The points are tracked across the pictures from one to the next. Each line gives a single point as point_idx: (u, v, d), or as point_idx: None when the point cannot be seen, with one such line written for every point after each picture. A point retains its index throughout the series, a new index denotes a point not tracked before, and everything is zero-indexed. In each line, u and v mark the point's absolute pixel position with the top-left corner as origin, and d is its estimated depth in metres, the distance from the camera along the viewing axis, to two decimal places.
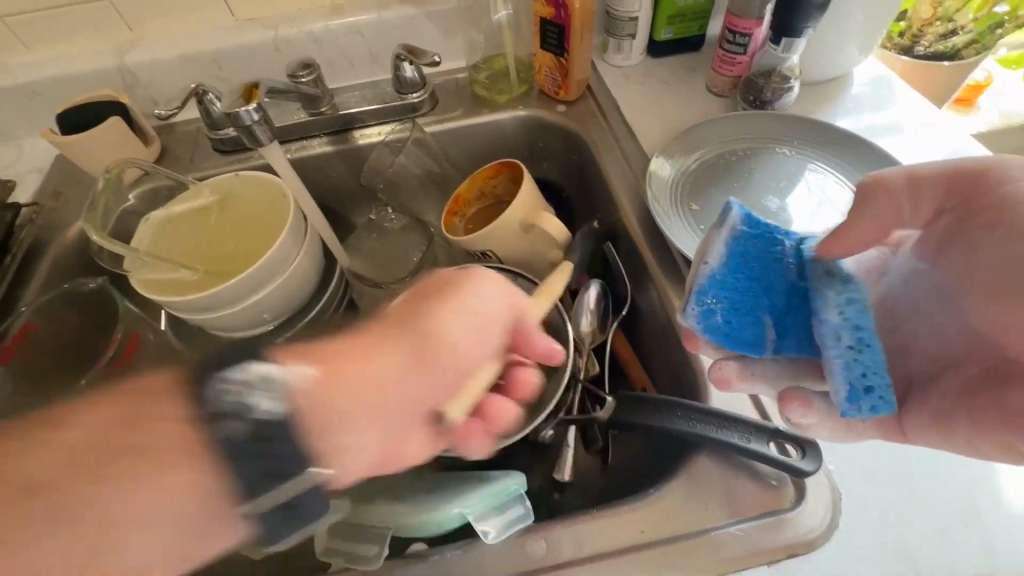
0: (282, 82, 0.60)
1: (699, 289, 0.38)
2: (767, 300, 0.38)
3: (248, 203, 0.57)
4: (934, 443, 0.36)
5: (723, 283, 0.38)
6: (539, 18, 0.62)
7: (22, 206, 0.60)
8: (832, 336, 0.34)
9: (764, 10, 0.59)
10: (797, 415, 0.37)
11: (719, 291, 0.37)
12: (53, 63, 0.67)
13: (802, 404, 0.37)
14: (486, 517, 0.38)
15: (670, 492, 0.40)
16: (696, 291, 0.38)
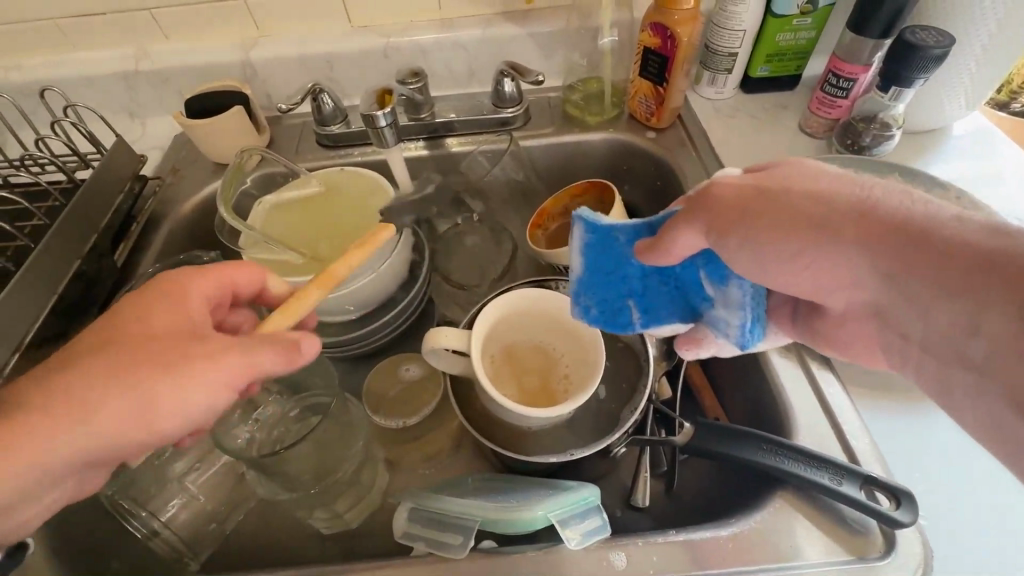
0: (404, 88, 0.66)
1: (576, 296, 0.44)
2: (626, 282, 0.42)
3: (349, 195, 0.61)
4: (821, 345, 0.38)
5: (587, 285, 0.43)
6: (643, 46, 0.64)
7: (149, 179, 0.66)
8: (735, 297, 0.37)
9: (873, 57, 0.59)
10: (692, 351, 0.44)
11: (585, 292, 0.44)
12: (183, 51, 0.72)
13: (690, 344, 0.44)
14: (568, 524, 0.40)
15: (752, 525, 0.40)
16: (571, 294, 0.45)
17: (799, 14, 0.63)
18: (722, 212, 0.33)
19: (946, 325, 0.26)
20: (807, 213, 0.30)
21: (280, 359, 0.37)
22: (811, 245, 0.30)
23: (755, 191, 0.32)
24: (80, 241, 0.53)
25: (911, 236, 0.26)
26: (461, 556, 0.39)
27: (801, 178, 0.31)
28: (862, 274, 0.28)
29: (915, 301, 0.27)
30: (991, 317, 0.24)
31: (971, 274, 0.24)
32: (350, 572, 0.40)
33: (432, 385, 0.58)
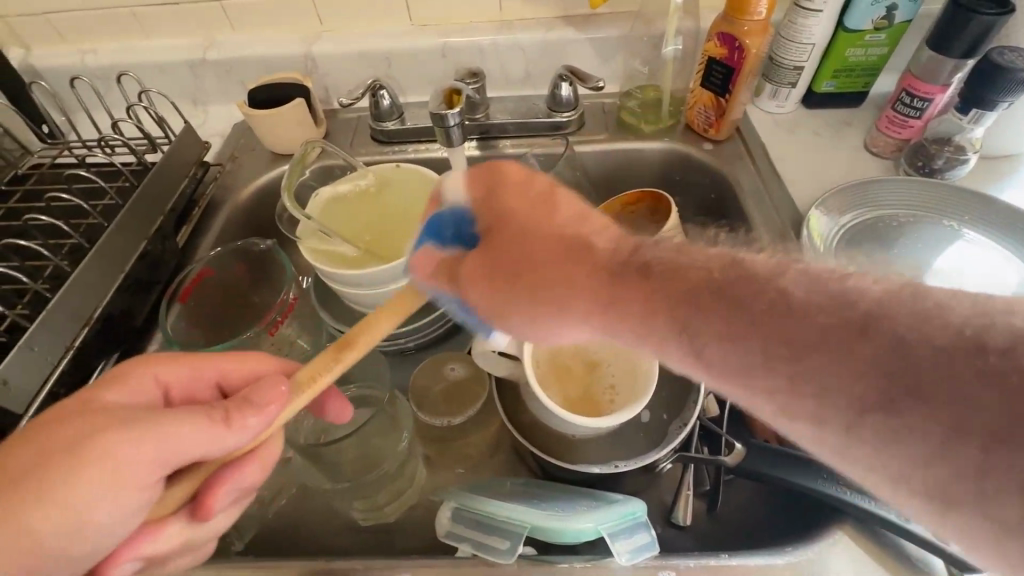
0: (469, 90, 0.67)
1: (471, 324, 0.42)
2: None
3: (402, 190, 0.61)
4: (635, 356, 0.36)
5: None
6: (707, 57, 0.63)
7: (211, 165, 0.67)
8: None
9: (952, 78, 0.57)
10: None
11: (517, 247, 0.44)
12: (248, 42, 0.73)
13: None
14: (616, 539, 0.39)
15: (809, 554, 0.39)
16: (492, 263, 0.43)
17: (872, 29, 0.61)
18: (489, 297, 0.35)
19: (739, 392, 0.27)
20: (587, 278, 0.31)
21: (204, 438, 0.33)
22: (596, 313, 0.31)
23: (520, 260, 0.33)
24: (148, 222, 0.55)
25: (693, 299, 0.27)
26: (507, 562, 0.39)
27: (563, 232, 0.33)
28: (650, 344, 0.30)
29: (710, 372, 0.28)
30: (775, 388, 0.25)
31: (751, 338, 0.25)
32: (395, 568, 0.40)
33: (478, 385, 0.57)
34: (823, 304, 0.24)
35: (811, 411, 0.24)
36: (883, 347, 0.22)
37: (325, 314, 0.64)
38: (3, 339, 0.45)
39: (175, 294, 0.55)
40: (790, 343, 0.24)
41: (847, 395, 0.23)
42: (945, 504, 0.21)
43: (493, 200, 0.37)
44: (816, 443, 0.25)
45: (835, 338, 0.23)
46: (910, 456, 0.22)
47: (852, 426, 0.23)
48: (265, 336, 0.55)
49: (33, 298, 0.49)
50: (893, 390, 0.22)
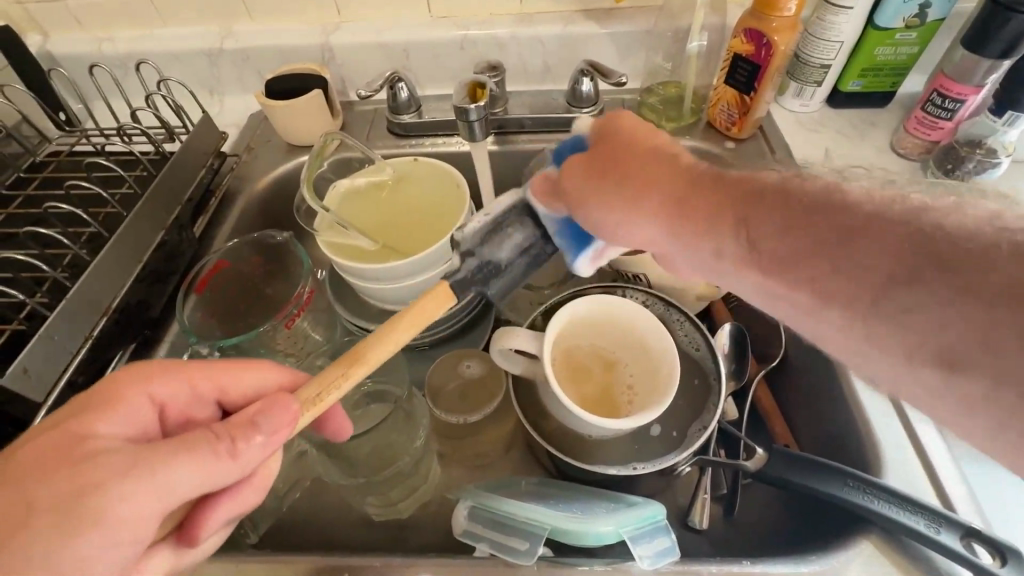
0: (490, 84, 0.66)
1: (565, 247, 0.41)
2: None
3: (419, 185, 0.61)
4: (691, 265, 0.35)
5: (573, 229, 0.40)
6: (733, 53, 0.61)
7: (227, 155, 0.67)
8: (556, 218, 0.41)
9: (987, 79, 0.56)
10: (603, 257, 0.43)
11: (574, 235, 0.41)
12: (265, 32, 0.73)
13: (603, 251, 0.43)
14: (638, 542, 0.38)
15: (834, 563, 0.38)
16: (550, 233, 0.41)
17: (903, 27, 0.60)
18: (592, 177, 0.36)
19: (778, 285, 0.29)
20: (664, 186, 0.34)
21: (206, 474, 0.31)
22: (668, 214, 0.33)
23: (615, 163, 0.36)
24: (166, 212, 0.55)
25: (756, 201, 0.30)
26: (528, 563, 0.38)
27: (652, 150, 0.36)
28: (710, 236, 0.32)
29: (760, 270, 0.30)
30: (813, 274, 0.27)
31: (806, 230, 0.27)
32: (412, 566, 0.39)
33: (494, 383, 0.56)
34: (885, 210, 0.26)
35: (846, 293, 0.26)
36: (927, 241, 0.24)
37: (338, 308, 0.64)
38: (23, 326, 0.45)
39: (192, 285, 0.54)
40: (838, 230, 0.26)
41: (885, 270, 0.25)
42: (961, 373, 0.23)
43: (608, 141, 0.37)
44: (846, 328, 0.27)
45: (889, 231, 0.25)
46: (936, 326, 0.23)
47: (876, 302, 0.25)
48: (281, 329, 0.54)
49: (52, 286, 0.49)
50: (924, 266, 0.24)
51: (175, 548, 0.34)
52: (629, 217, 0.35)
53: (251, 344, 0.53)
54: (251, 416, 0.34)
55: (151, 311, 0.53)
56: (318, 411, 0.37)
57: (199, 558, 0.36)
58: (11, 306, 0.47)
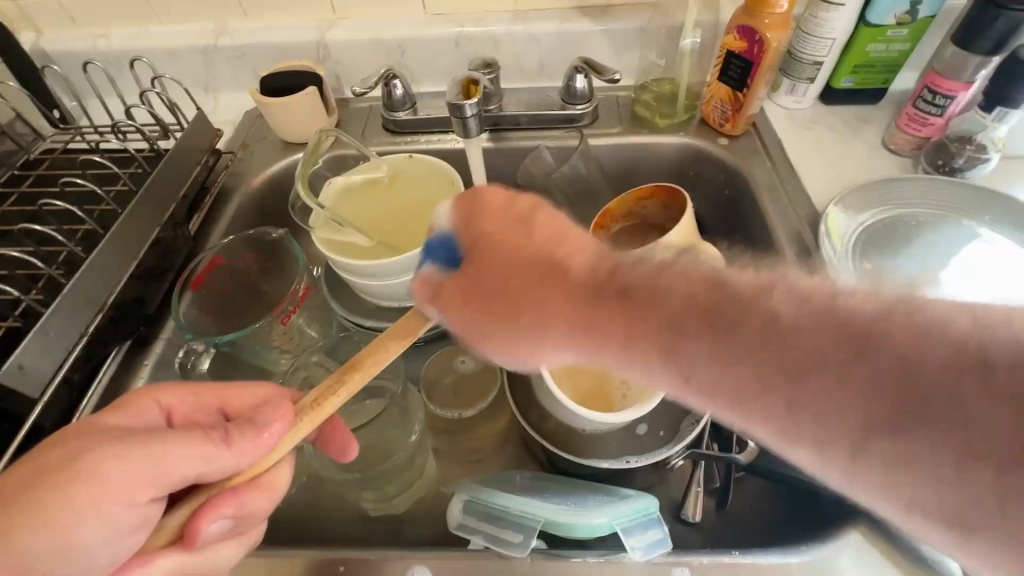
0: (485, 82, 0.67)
1: None
2: None
3: (415, 181, 0.61)
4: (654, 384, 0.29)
5: None
6: (726, 49, 0.62)
7: (222, 152, 0.67)
8: None
9: (977, 75, 0.56)
10: None
11: None
12: (259, 29, 0.73)
13: None
14: (632, 532, 0.39)
15: (824, 553, 0.38)
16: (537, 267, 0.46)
17: (894, 24, 0.60)
18: (477, 322, 0.35)
19: (730, 414, 0.27)
20: (564, 296, 0.31)
21: (198, 454, 0.32)
22: (571, 335, 0.31)
23: (499, 283, 0.33)
24: (161, 210, 0.55)
25: (674, 324, 0.27)
26: (523, 556, 0.39)
27: (540, 254, 0.33)
28: (631, 356, 0.29)
29: (707, 397, 0.27)
30: (768, 411, 0.25)
31: (745, 369, 0.25)
32: (407, 559, 0.40)
33: (489, 378, 0.56)
34: (821, 331, 0.23)
35: (819, 434, 0.23)
36: (882, 369, 0.22)
37: (334, 305, 0.64)
38: (19, 322, 0.45)
39: (188, 281, 0.55)
40: (789, 369, 0.24)
41: (856, 419, 0.22)
42: (960, 528, 0.21)
43: (481, 262, 0.35)
44: (822, 467, 0.24)
45: (854, 349, 0.22)
46: (915, 478, 0.21)
47: (854, 457, 0.23)
48: (277, 325, 0.54)
49: (48, 283, 0.49)
50: (897, 412, 0.21)
51: (174, 559, 0.32)
52: (537, 326, 0.32)
53: (248, 341, 0.53)
54: (249, 415, 0.35)
55: (147, 309, 0.53)
56: (319, 419, 0.36)
57: None
58: (7, 303, 0.47)
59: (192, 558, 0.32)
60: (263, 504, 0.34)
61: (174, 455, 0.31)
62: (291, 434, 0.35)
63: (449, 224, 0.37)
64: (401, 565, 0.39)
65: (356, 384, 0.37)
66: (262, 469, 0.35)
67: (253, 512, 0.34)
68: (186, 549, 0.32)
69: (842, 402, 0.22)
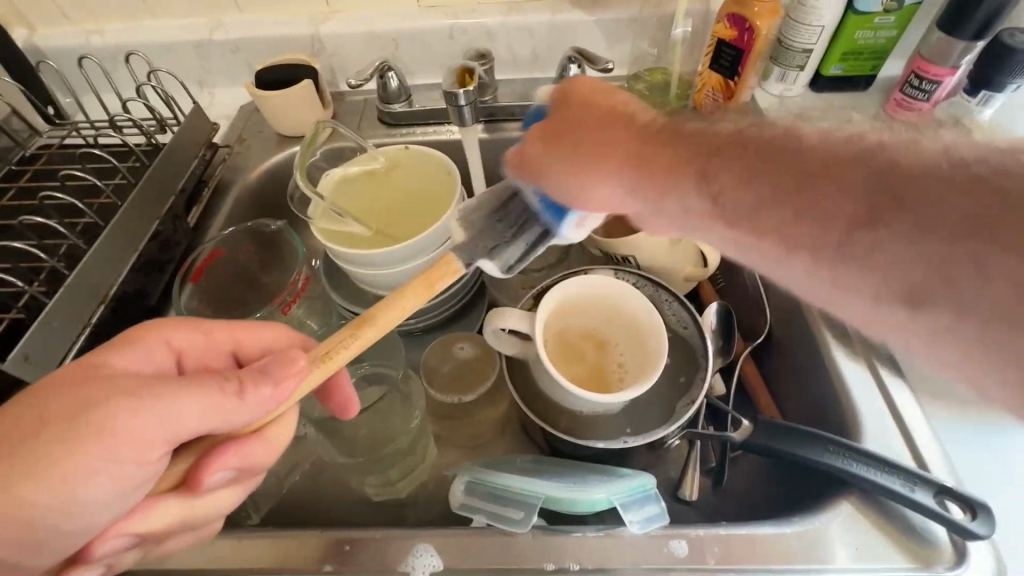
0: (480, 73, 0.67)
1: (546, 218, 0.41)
2: None
3: (411, 172, 0.61)
4: (720, 245, 0.33)
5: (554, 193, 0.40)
6: (716, 38, 0.63)
7: (220, 146, 0.67)
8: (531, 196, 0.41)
9: (962, 60, 0.57)
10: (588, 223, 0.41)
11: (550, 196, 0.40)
12: (254, 23, 0.73)
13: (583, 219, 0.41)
14: (630, 509, 0.40)
15: (815, 524, 0.39)
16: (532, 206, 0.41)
17: (882, 11, 0.61)
18: (547, 153, 0.38)
19: (745, 237, 0.30)
20: (624, 141, 0.35)
21: (212, 408, 0.32)
22: (628, 169, 0.35)
23: (585, 123, 0.37)
24: (160, 203, 0.55)
25: (713, 147, 0.31)
26: (522, 531, 0.40)
27: (606, 114, 0.37)
28: (667, 187, 0.33)
29: (722, 219, 0.31)
30: (777, 224, 0.28)
31: (812, 241, 0.27)
32: (411, 538, 0.41)
33: (487, 364, 0.57)
34: (841, 146, 0.27)
35: (809, 238, 0.27)
36: (877, 171, 0.25)
37: (334, 297, 0.64)
38: (22, 314, 0.45)
39: (188, 273, 0.55)
40: (802, 172, 0.27)
41: (838, 222, 0.26)
42: (916, 306, 0.24)
43: (568, 109, 0.39)
44: (810, 279, 0.28)
45: (855, 163, 0.26)
46: (891, 255, 0.24)
47: (844, 245, 0.26)
48: (278, 315, 0.55)
49: (49, 274, 0.49)
50: (883, 206, 0.25)
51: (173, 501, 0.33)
52: (576, 164, 0.36)
53: None
54: (263, 364, 0.34)
55: (148, 300, 0.54)
56: (329, 372, 0.37)
57: (203, 521, 0.35)
58: (10, 295, 0.47)
59: (189, 503, 0.33)
60: (264, 456, 0.35)
61: (189, 406, 0.31)
62: (301, 386, 0.36)
63: (547, 98, 0.43)
64: (406, 543, 0.40)
65: (369, 337, 0.37)
66: (265, 421, 0.36)
67: (254, 465, 0.35)
68: (190, 495, 0.33)
69: (862, 219, 0.25)
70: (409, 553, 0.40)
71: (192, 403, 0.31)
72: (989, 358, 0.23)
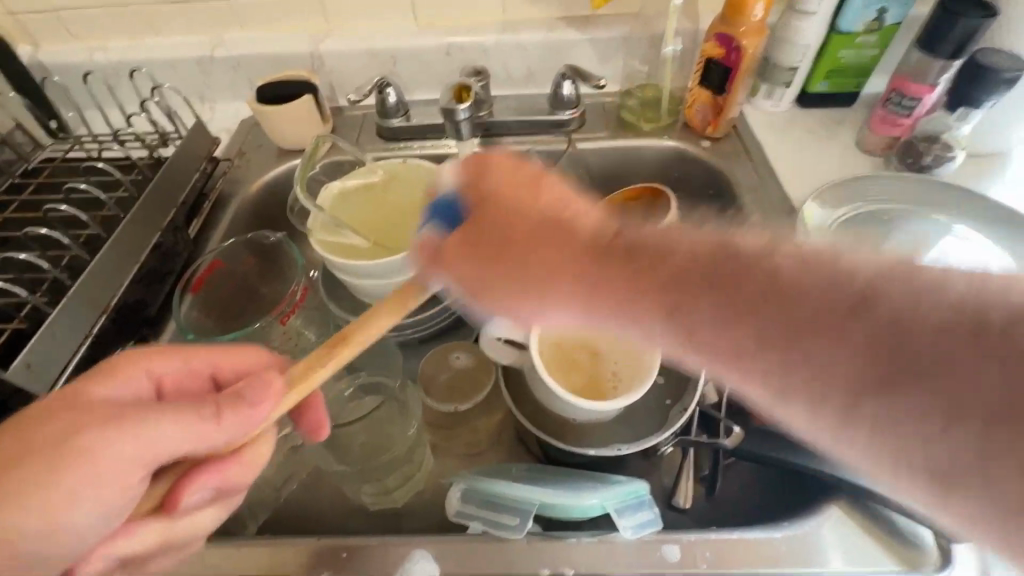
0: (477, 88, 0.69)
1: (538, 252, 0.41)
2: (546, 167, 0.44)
3: (409, 185, 0.63)
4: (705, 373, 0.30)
5: None
6: (705, 57, 0.65)
7: (221, 159, 0.69)
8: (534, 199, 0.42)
9: (939, 78, 0.60)
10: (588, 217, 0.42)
11: None
12: (255, 41, 0.74)
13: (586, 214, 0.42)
14: (622, 514, 0.41)
15: (804, 529, 0.40)
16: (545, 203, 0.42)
17: (864, 31, 0.64)
18: (478, 272, 0.36)
19: (731, 373, 0.29)
20: (567, 259, 0.33)
21: (189, 434, 0.32)
22: (585, 292, 0.33)
23: (507, 242, 0.35)
24: (162, 214, 0.56)
25: (677, 280, 0.30)
26: (518, 537, 0.41)
27: (547, 219, 0.35)
28: (633, 317, 0.31)
29: (707, 355, 0.29)
30: (766, 369, 0.27)
31: (837, 414, 0.25)
32: (407, 544, 0.41)
33: (483, 373, 0.58)
34: (813, 284, 0.26)
35: (807, 401, 0.26)
36: (877, 329, 0.24)
37: (332, 308, 0.65)
38: (25, 324, 0.46)
39: (188, 284, 0.56)
40: (784, 335, 0.26)
41: (848, 372, 0.24)
42: (941, 488, 0.23)
43: (480, 213, 0.36)
44: (811, 424, 0.27)
45: (838, 326, 0.25)
46: (898, 419, 0.23)
47: (851, 409, 0.25)
48: (276, 325, 0.56)
49: (52, 286, 0.50)
50: (892, 372, 0.23)
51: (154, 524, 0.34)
52: (536, 297, 0.35)
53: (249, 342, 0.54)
54: (240, 385, 0.35)
55: (147, 310, 0.55)
56: (305, 392, 0.37)
57: (186, 538, 0.36)
58: (11, 305, 0.48)
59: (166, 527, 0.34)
60: (241, 474, 0.36)
61: (155, 434, 0.31)
62: (277, 409, 0.36)
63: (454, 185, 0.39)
64: (403, 550, 0.41)
65: (348, 356, 0.37)
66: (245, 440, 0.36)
67: (232, 484, 0.35)
68: (166, 517, 0.34)
69: (868, 388, 0.24)
70: (406, 559, 0.40)
71: (161, 428, 0.32)
72: (994, 526, 0.22)
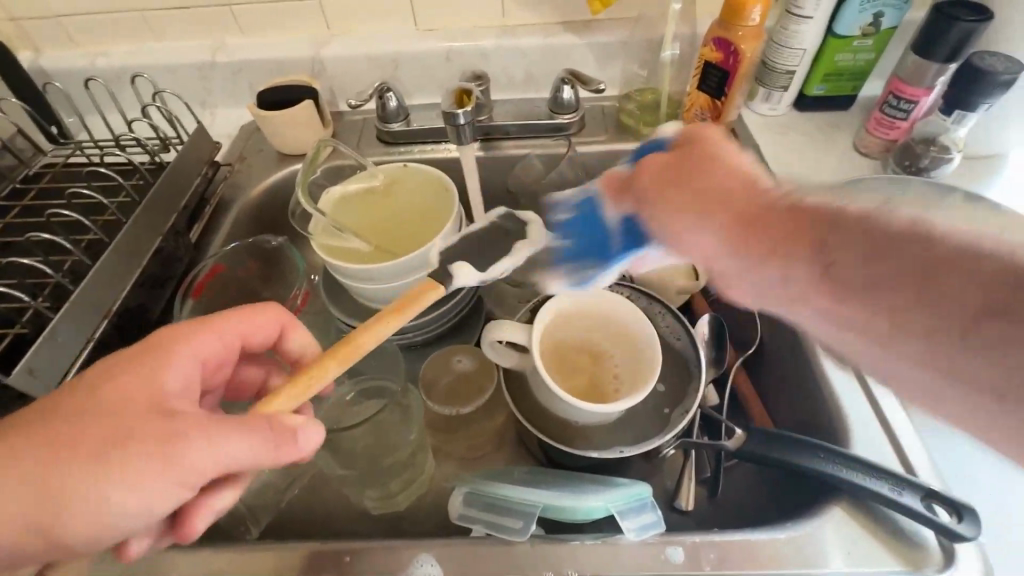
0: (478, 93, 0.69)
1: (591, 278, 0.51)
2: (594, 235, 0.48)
3: (410, 190, 0.63)
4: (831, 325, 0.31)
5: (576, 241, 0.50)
6: (703, 61, 0.65)
7: (222, 164, 0.69)
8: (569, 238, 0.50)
9: (936, 82, 0.61)
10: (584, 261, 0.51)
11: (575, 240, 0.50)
12: (255, 46, 0.75)
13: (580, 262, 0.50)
14: (627, 516, 0.41)
15: (806, 529, 0.40)
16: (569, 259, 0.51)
17: (860, 35, 0.64)
18: (665, 190, 0.37)
19: (844, 318, 0.30)
20: (724, 208, 0.34)
21: (266, 453, 0.34)
22: (727, 231, 0.33)
23: (687, 187, 0.36)
24: (163, 219, 0.56)
25: (832, 224, 0.30)
26: (521, 539, 0.41)
27: (739, 174, 0.35)
28: (777, 265, 0.32)
29: (833, 295, 0.30)
30: (892, 305, 0.27)
31: (955, 354, 0.26)
32: (410, 547, 0.41)
33: (485, 376, 0.58)
34: (951, 238, 0.26)
35: (921, 323, 0.26)
36: (1001, 279, 0.24)
37: (332, 310, 0.64)
38: (27, 329, 0.46)
39: (189, 289, 0.56)
40: (919, 273, 0.26)
41: (965, 308, 0.25)
42: None
43: (685, 163, 0.37)
44: (920, 360, 0.27)
45: (954, 273, 0.25)
46: (1019, 361, 0.24)
47: (964, 336, 0.25)
48: None
49: (54, 291, 0.50)
50: (1008, 304, 0.24)
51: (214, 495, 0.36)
52: (687, 224, 0.36)
53: None
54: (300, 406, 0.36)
55: (149, 315, 0.55)
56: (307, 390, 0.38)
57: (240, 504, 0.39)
58: (13, 310, 0.48)
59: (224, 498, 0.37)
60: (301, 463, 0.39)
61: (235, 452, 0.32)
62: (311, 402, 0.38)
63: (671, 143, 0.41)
64: (406, 553, 0.41)
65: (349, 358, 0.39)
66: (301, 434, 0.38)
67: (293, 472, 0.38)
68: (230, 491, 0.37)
69: (990, 309, 0.24)
70: (409, 562, 0.40)
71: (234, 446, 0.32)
72: None
